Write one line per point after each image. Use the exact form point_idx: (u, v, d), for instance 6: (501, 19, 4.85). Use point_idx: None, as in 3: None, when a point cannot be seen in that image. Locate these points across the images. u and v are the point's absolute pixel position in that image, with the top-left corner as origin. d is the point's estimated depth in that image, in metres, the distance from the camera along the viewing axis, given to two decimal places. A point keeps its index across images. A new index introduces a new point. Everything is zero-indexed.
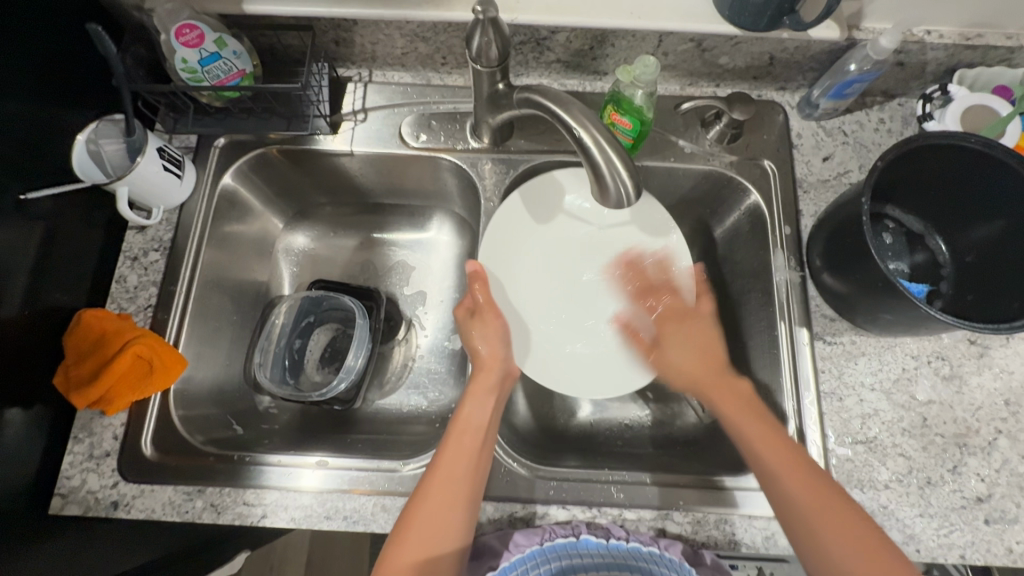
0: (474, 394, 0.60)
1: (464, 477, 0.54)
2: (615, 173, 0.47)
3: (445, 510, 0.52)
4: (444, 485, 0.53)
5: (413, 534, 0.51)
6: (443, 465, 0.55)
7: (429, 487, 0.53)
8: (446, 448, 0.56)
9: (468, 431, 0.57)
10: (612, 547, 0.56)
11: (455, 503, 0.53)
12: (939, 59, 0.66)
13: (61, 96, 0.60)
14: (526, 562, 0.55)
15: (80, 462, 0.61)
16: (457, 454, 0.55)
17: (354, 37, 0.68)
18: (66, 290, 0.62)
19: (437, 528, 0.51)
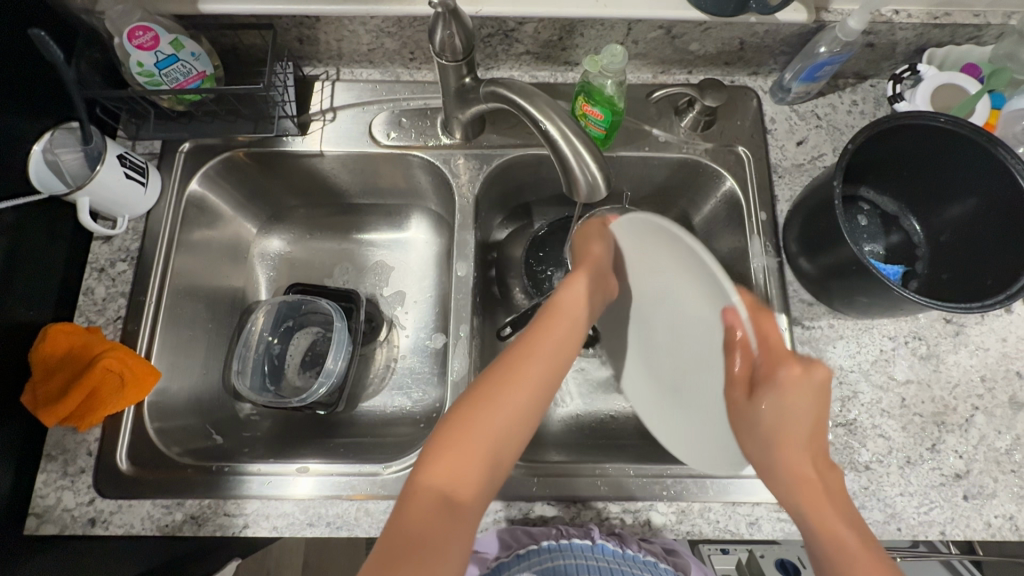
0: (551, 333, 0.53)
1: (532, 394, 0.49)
2: (583, 165, 0.47)
3: (502, 426, 0.47)
4: (514, 390, 0.49)
5: (472, 439, 0.46)
6: (523, 369, 0.50)
7: (500, 385, 0.49)
8: (521, 355, 0.51)
9: (564, 325, 0.53)
10: (628, 556, 0.56)
11: (521, 419, 0.48)
12: (909, 39, 0.66)
13: (13, 105, 0.58)
14: (538, 555, 0.55)
15: (54, 480, 0.59)
16: (528, 363, 0.50)
17: (318, 34, 0.67)
18: (30, 305, 0.61)
19: (494, 437, 0.46)
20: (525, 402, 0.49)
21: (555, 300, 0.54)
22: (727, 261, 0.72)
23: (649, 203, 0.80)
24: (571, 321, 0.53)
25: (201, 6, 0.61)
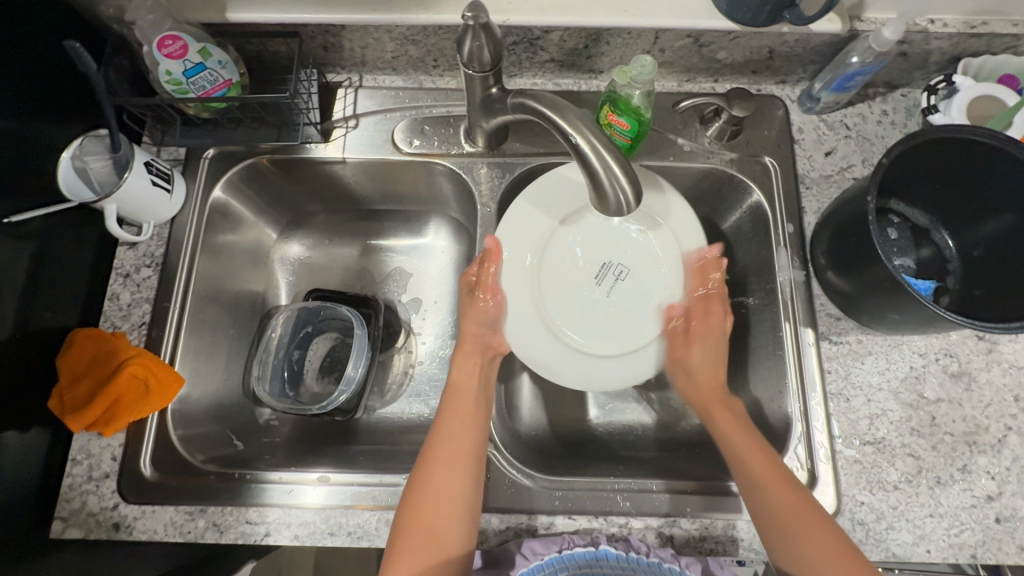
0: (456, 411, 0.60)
1: (461, 463, 0.56)
2: (613, 178, 0.46)
3: (449, 502, 0.53)
4: (443, 471, 0.55)
5: (417, 530, 0.52)
6: (441, 448, 0.57)
7: (427, 472, 0.55)
8: (440, 430, 0.58)
9: (473, 393, 0.62)
10: (632, 560, 0.55)
11: (458, 490, 0.54)
12: (944, 49, 0.64)
13: (45, 114, 0.58)
14: (544, 568, 0.54)
15: (79, 484, 0.60)
16: (449, 440, 0.57)
17: (343, 42, 0.67)
18: (58, 311, 0.61)
19: (438, 521, 0.53)
20: (455, 474, 0.55)
21: (451, 385, 0.62)
22: (752, 272, 0.71)
23: None
24: (472, 394, 0.62)
25: (228, 15, 0.61)
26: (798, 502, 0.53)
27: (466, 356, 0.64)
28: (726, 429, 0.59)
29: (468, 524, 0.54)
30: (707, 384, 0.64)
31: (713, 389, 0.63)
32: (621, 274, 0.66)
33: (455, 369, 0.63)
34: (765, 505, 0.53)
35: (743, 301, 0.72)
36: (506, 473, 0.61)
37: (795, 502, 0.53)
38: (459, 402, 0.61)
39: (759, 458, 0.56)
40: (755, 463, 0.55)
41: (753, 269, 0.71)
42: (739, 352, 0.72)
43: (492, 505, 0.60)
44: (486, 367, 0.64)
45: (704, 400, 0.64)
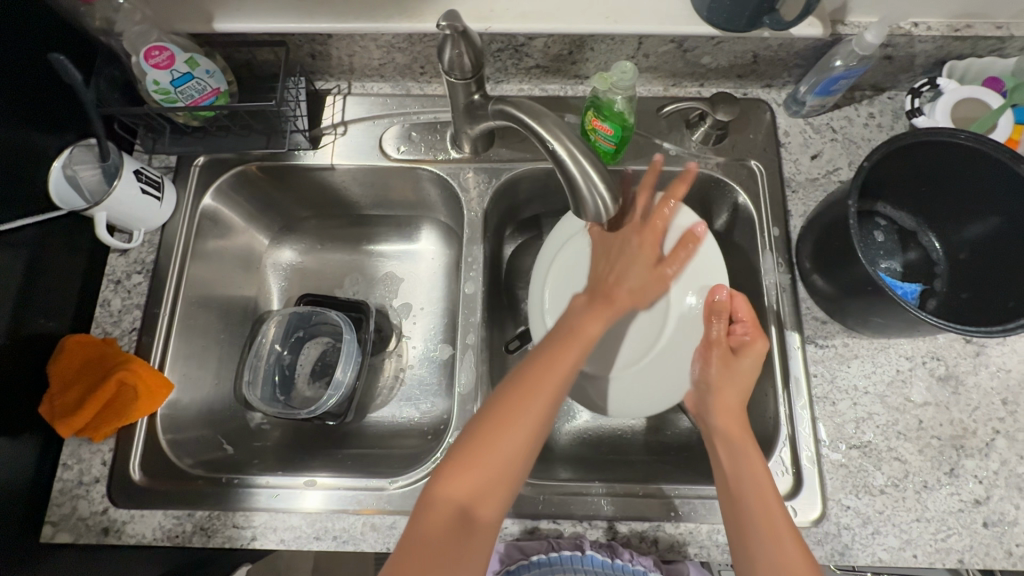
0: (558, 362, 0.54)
1: (531, 435, 0.51)
2: (592, 187, 0.47)
3: (506, 469, 0.50)
4: (514, 435, 0.51)
5: (469, 481, 0.49)
6: (519, 404, 0.52)
7: (506, 427, 0.51)
8: (536, 379, 0.53)
9: (577, 353, 0.55)
10: (617, 567, 0.57)
11: (515, 469, 0.50)
12: (928, 52, 0.64)
13: (35, 124, 0.59)
14: (531, 568, 0.57)
15: (69, 489, 0.61)
16: (538, 404, 0.52)
17: (330, 50, 0.67)
18: (49, 317, 0.62)
19: (486, 482, 0.49)
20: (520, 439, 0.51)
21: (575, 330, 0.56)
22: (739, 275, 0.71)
23: None
24: (578, 352, 0.55)
25: (215, 26, 0.62)
26: (788, 547, 0.49)
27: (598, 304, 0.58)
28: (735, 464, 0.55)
29: (510, 494, 0.51)
30: (732, 415, 0.58)
31: (729, 427, 0.57)
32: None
33: (575, 309, 0.58)
34: (757, 554, 0.50)
35: None
36: None
37: (785, 542, 0.50)
38: (559, 358, 0.54)
39: (763, 504, 0.52)
40: (761, 501, 0.52)
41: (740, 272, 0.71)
42: None
43: None
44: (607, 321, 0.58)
45: (728, 430, 0.57)
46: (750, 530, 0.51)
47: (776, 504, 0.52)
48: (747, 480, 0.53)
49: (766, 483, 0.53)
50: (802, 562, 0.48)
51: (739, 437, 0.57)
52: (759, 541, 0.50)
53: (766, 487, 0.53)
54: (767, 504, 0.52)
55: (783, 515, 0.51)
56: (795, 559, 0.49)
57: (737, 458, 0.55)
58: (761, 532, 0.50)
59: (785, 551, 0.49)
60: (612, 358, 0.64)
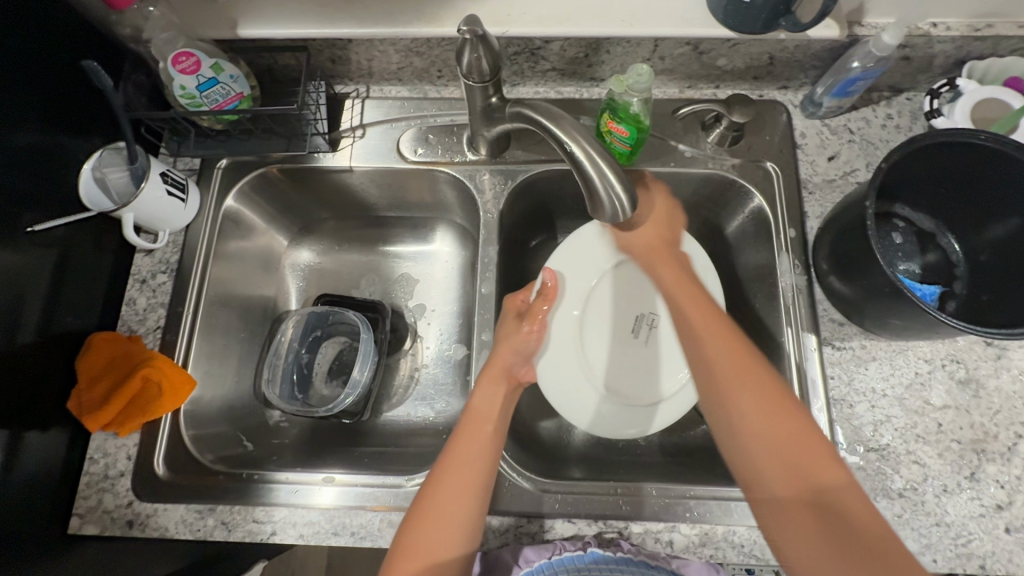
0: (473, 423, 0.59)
1: (471, 485, 0.54)
2: (609, 187, 0.47)
3: (452, 518, 0.52)
4: (452, 490, 0.54)
5: (422, 539, 0.52)
6: (454, 462, 0.56)
7: (440, 484, 0.54)
8: (463, 441, 0.57)
9: (489, 422, 0.59)
10: (621, 560, 0.56)
11: (462, 513, 0.53)
12: (948, 52, 0.64)
13: (67, 128, 0.61)
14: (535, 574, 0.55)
15: (96, 482, 0.62)
16: (472, 456, 0.56)
17: (349, 54, 0.69)
18: (79, 315, 0.64)
19: (439, 533, 0.52)
20: (467, 485, 0.54)
21: (471, 409, 0.60)
22: (755, 277, 0.71)
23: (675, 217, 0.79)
24: (488, 420, 0.60)
25: (239, 32, 0.64)
26: (772, 394, 0.46)
27: (493, 380, 0.62)
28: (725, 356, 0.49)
29: (468, 534, 0.53)
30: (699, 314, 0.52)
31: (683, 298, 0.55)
32: (653, 324, 0.71)
33: (477, 393, 0.62)
34: (736, 420, 0.46)
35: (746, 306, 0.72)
36: (507, 476, 0.62)
37: (786, 403, 0.46)
38: (483, 417, 0.60)
39: (734, 353, 0.49)
40: (747, 387, 0.47)
41: (756, 273, 0.71)
42: None
43: (493, 507, 0.60)
44: (508, 399, 0.62)
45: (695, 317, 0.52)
46: (731, 413, 0.47)
47: (752, 366, 0.48)
48: (703, 346, 0.50)
49: (728, 328, 0.51)
50: (796, 414, 0.45)
51: (704, 310, 0.52)
52: (749, 399, 0.46)
53: (728, 344, 0.49)
54: (733, 352, 0.49)
55: (767, 373, 0.48)
56: (785, 410, 0.45)
57: (703, 358, 0.50)
58: (743, 404, 0.46)
59: (771, 394, 0.46)
60: (623, 385, 0.68)
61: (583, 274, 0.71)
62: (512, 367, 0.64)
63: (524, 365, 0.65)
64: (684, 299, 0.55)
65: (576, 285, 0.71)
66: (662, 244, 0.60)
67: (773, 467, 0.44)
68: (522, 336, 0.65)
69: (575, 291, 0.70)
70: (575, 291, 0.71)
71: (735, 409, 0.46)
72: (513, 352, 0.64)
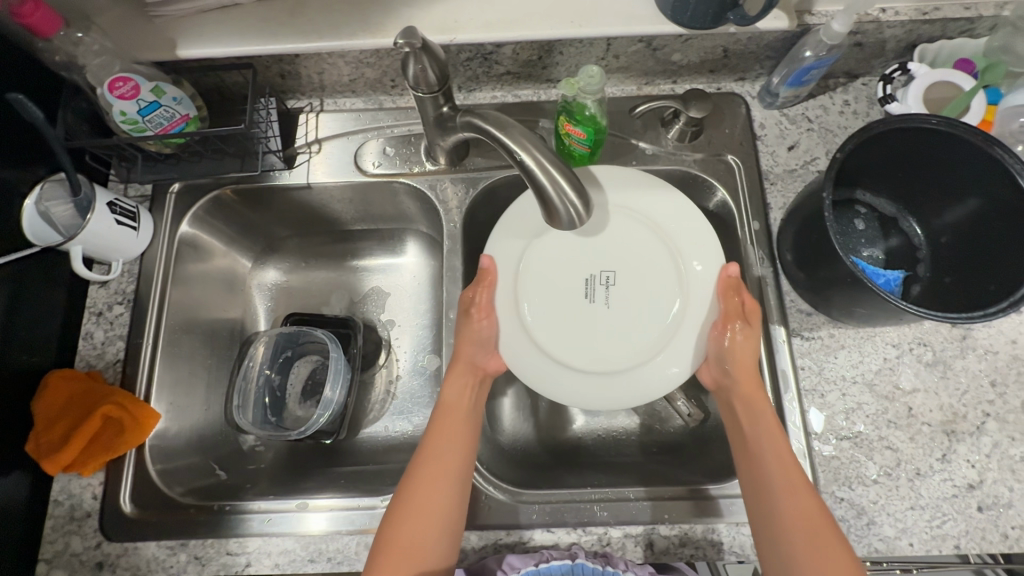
0: (450, 409, 0.61)
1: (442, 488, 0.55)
2: (561, 192, 0.46)
3: (430, 518, 0.53)
4: (431, 479, 0.55)
5: (404, 532, 0.53)
6: (430, 458, 0.56)
7: (414, 490, 0.55)
8: (438, 439, 0.58)
9: (460, 418, 0.60)
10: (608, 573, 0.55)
11: (440, 513, 0.54)
12: (898, 36, 0.64)
13: (4, 162, 0.59)
14: None
15: (62, 525, 0.61)
16: (445, 452, 0.57)
17: (299, 69, 0.67)
18: (33, 354, 0.62)
19: (416, 538, 0.52)
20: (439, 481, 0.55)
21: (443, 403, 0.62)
22: None
23: None
24: (462, 415, 0.61)
25: (178, 52, 0.62)
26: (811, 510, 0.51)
27: (459, 375, 0.63)
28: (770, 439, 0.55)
29: (448, 529, 0.54)
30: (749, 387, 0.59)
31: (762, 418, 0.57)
32: (610, 281, 0.65)
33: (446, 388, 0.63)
34: (791, 542, 0.50)
35: None
36: (483, 489, 0.61)
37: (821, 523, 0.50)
38: (453, 412, 0.60)
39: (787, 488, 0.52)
40: (789, 491, 0.52)
41: None
42: None
43: (470, 522, 0.60)
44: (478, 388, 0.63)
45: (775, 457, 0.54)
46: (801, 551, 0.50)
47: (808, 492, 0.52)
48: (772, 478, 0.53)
49: (791, 474, 0.53)
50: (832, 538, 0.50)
51: (795, 476, 0.53)
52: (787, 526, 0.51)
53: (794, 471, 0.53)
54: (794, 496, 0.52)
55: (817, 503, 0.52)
56: (816, 526, 0.50)
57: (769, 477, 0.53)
58: (801, 544, 0.50)
59: (811, 518, 0.51)
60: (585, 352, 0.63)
61: (518, 245, 0.66)
62: (475, 359, 0.64)
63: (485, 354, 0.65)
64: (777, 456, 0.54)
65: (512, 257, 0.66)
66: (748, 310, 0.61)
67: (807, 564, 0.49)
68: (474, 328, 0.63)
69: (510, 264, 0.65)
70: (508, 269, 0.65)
71: (778, 506, 0.52)
72: (472, 342, 0.64)
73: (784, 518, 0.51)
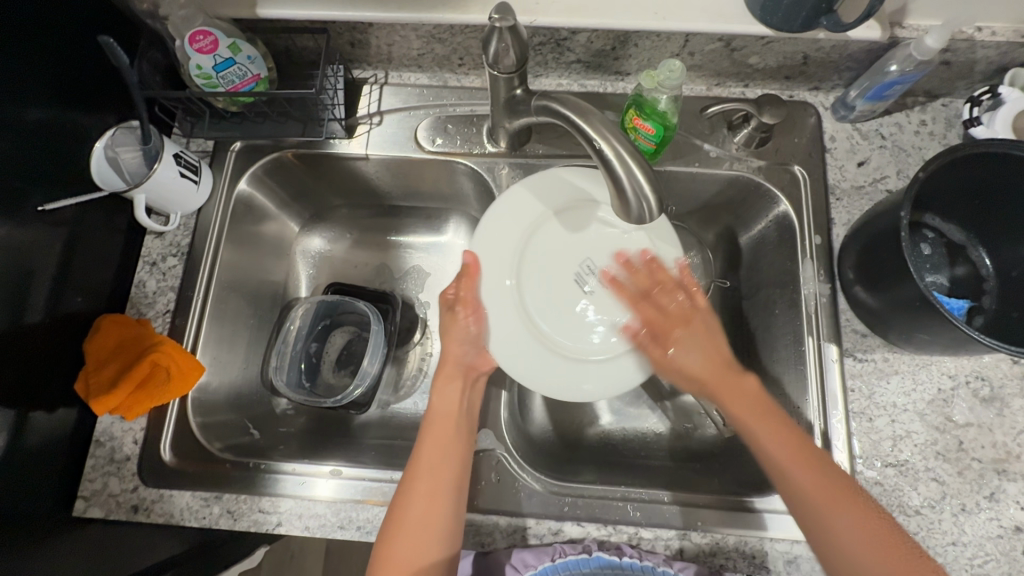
0: (438, 385, 0.61)
1: (438, 521, 0.53)
2: (635, 183, 0.45)
3: (431, 526, 0.52)
4: (426, 488, 0.54)
5: (399, 543, 0.52)
6: (418, 487, 0.54)
7: (408, 496, 0.54)
8: (437, 423, 0.59)
9: (454, 436, 0.58)
10: (624, 565, 0.56)
11: (436, 546, 0.52)
12: (990, 58, 0.62)
13: (78, 105, 0.60)
14: None
15: (101, 466, 0.62)
16: (427, 475, 0.54)
17: (370, 38, 0.67)
18: (87, 296, 0.63)
19: (416, 546, 0.52)
20: (433, 509, 0.53)
21: (430, 410, 0.60)
22: (775, 282, 0.69)
23: (695, 217, 0.77)
24: (451, 421, 0.59)
25: (258, 11, 0.62)
26: (841, 494, 0.49)
27: (448, 378, 0.61)
28: (750, 419, 0.54)
29: (446, 542, 0.53)
30: (709, 368, 0.57)
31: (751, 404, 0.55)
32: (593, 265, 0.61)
33: (435, 395, 0.61)
34: (835, 518, 0.48)
35: (763, 311, 0.71)
36: (516, 476, 0.61)
37: (846, 501, 0.49)
38: (449, 398, 0.60)
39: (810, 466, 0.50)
40: (793, 462, 0.51)
41: (776, 279, 0.69)
42: (759, 363, 0.70)
43: (502, 507, 0.60)
44: (468, 391, 0.62)
45: (785, 458, 0.51)
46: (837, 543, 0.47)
47: (818, 460, 0.51)
48: (773, 453, 0.52)
49: (792, 433, 0.53)
50: (880, 524, 0.48)
51: (797, 450, 0.51)
52: (808, 496, 0.49)
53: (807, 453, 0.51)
54: (809, 470, 0.50)
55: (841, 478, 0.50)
56: (903, 560, 0.46)
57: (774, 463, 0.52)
58: (841, 528, 0.48)
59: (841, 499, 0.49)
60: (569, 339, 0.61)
61: (525, 214, 0.63)
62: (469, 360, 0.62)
63: (475, 353, 0.62)
64: (762, 431, 0.53)
65: (515, 231, 0.62)
66: (662, 318, 0.59)
67: (850, 532, 0.47)
68: (459, 324, 0.61)
69: (510, 246, 0.62)
70: (509, 253, 0.62)
71: (797, 486, 0.50)
72: (461, 346, 0.61)
73: (801, 489, 0.50)
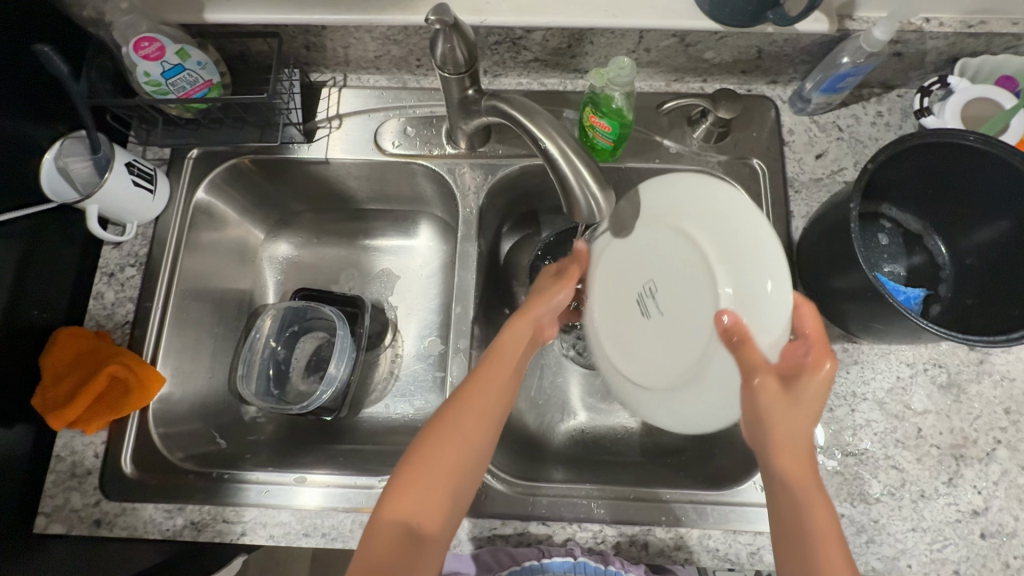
0: (513, 327, 0.61)
1: (468, 467, 0.53)
2: (583, 184, 0.45)
3: (455, 473, 0.52)
4: (472, 427, 0.54)
5: (425, 477, 0.51)
6: (467, 424, 0.54)
7: (455, 429, 0.53)
8: (495, 364, 0.58)
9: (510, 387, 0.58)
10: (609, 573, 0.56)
11: (456, 492, 0.52)
12: (940, 48, 0.62)
13: (25, 116, 0.59)
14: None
15: (62, 481, 0.61)
16: (471, 411, 0.54)
17: (324, 41, 0.66)
18: (43, 309, 0.62)
19: (433, 494, 0.50)
20: (467, 455, 0.53)
21: (499, 345, 0.60)
22: None
23: None
24: (512, 369, 0.59)
25: (207, 16, 0.62)
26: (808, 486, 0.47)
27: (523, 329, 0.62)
28: (788, 472, 0.48)
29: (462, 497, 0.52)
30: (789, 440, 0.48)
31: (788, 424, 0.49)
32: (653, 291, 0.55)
33: (506, 333, 0.61)
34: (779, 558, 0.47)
35: None
36: (481, 478, 0.61)
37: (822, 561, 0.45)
38: (519, 346, 0.60)
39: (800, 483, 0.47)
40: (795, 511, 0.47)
41: None
42: None
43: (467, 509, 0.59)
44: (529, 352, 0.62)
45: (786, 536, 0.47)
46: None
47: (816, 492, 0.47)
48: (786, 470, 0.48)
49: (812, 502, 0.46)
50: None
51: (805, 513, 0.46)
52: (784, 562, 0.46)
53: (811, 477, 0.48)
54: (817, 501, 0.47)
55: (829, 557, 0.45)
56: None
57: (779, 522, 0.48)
58: None
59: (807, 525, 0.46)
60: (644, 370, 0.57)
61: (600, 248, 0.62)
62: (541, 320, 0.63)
63: (550, 319, 0.64)
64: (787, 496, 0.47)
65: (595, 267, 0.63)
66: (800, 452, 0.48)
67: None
68: (556, 289, 0.63)
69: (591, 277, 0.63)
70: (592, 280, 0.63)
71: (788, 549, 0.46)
72: (546, 309, 0.62)
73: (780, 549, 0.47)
